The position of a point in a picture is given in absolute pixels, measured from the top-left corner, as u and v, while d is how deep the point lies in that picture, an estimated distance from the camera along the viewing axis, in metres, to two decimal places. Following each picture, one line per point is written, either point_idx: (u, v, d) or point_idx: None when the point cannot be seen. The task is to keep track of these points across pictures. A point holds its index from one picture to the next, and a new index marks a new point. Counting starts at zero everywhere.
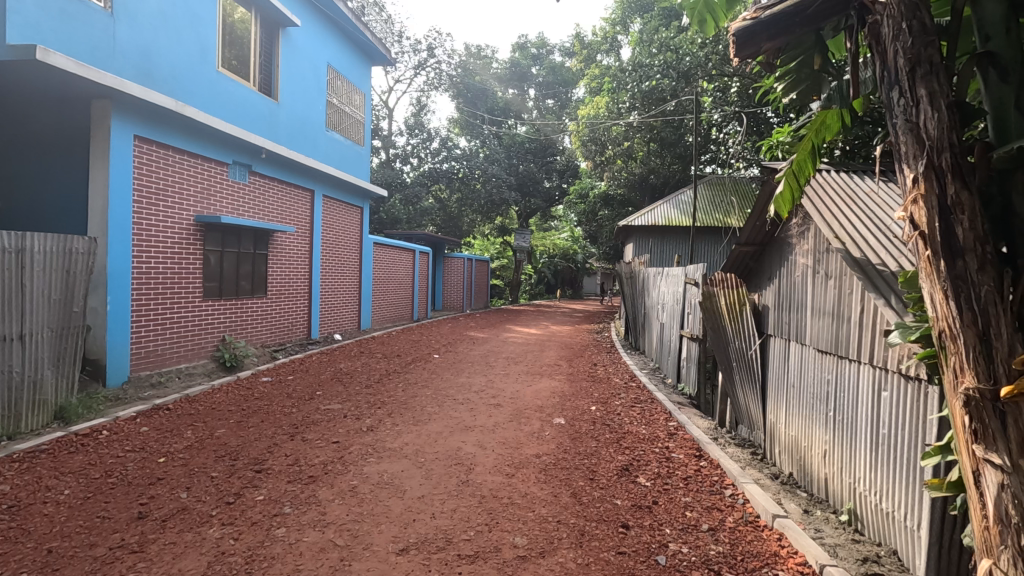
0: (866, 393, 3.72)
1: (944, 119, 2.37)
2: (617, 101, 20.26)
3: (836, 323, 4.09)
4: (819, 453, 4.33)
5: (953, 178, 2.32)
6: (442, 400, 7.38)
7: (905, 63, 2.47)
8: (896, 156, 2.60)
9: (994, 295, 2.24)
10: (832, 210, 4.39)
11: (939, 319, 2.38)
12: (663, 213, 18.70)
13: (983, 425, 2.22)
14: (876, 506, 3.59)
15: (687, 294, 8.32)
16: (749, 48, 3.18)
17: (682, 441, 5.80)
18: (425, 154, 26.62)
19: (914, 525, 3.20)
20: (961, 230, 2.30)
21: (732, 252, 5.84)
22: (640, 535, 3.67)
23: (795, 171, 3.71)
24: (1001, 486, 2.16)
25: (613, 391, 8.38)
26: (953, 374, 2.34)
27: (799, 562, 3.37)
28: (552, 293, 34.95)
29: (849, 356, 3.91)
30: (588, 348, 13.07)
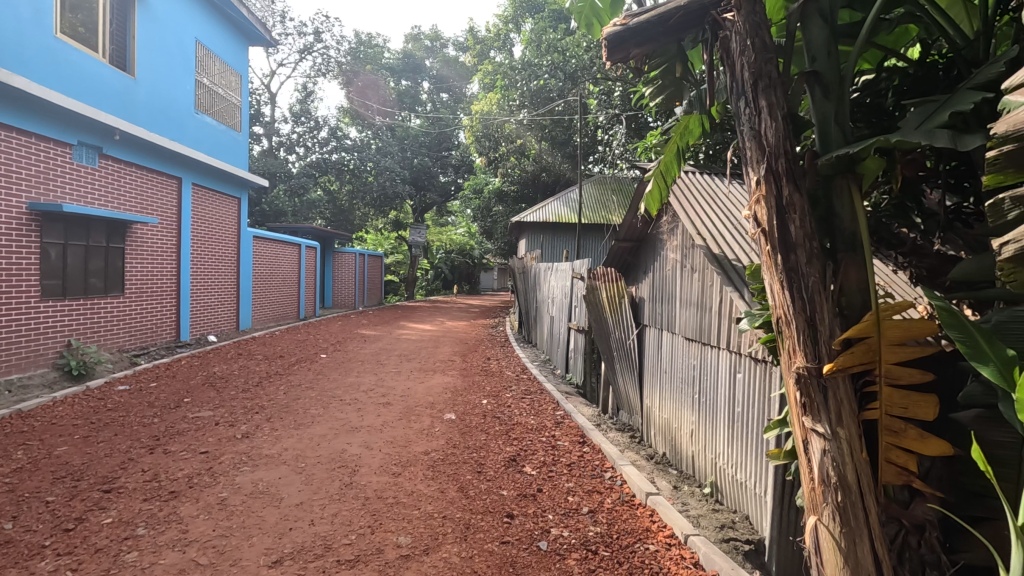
0: (725, 376, 4.10)
1: (779, 129, 2.67)
2: (508, 99, 20.76)
3: (699, 312, 4.46)
4: (687, 432, 4.71)
5: (786, 182, 2.64)
6: (328, 402, 7.04)
7: (749, 76, 2.74)
8: (743, 161, 2.87)
9: (818, 285, 2.56)
10: (695, 210, 4.77)
11: (776, 306, 2.66)
12: (553, 211, 19.30)
13: (810, 399, 2.53)
14: (732, 477, 3.98)
15: (574, 287, 8.66)
16: (619, 53, 3.32)
17: (568, 429, 6.04)
18: (312, 143, 25.33)
19: (761, 492, 3.59)
20: (793, 228, 2.61)
21: (612, 247, 6.14)
22: (524, 523, 3.75)
23: (662, 171, 3.96)
24: (823, 451, 2.48)
25: (504, 384, 8.51)
26: (787, 355, 2.63)
27: (667, 534, 3.64)
28: (449, 289, 34.68)
29: (711, 343, 4.28)
30: (482, 342, 13.16)
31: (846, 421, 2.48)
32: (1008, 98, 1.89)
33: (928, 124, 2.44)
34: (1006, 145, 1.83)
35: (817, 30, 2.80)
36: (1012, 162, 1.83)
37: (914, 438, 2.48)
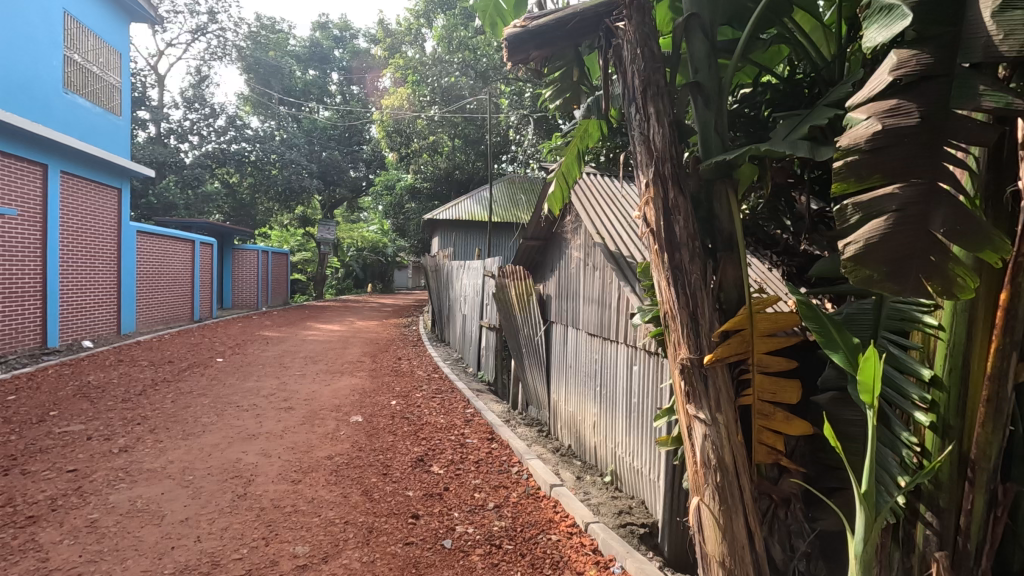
0: (623, 369, 4.30)
1: (666, 135, 2.84)
2: (419, 94, 20.49)
3: (600, 309, 4.65)
4: (590, 424, 4.91)
5: (671, 185, 2.81)
6: (222, 409, 6.58)
7: (639, 84, 2.89)
8: (634, 164, 3.02)
9: (699, 281, 2.76)
10: (595, 210, 4.96)
11: (664, 302, 2.84)
12: (466, 209, 19.28)
13: (693, 387, 2.72)
14: (630, 465, 4.19)
15: (485, 285, 8.72)
16: (519, 54, 3.37)
17: (477, 427, 6.07)
18: (207, 131, 23.51)
19: (655, 478, 3.81)
20: (678, 228, 2.79)
21: (520, 246, 6.25)
22: (429, 522, 3.73)
23: (563, 172, 4.10)
24: (705, 436, 2.67)
25: (415, 384, 8.39)
26: (673, 347, 2.81)
27: (569, 524, 3.76)
28: (362, 287, 33.67)
29: (611, 338, 4.48)
30: (393, 342, 12.89)
31: (724, 407, 2.69)
32: (851, 115, 2.15)
33: (792, 136, 2.71)
34: (849, 156, 2.05)
35: (699, 44, 3.00)
36: (853, 171, 2.04)
37: (781, 420, 2.74)
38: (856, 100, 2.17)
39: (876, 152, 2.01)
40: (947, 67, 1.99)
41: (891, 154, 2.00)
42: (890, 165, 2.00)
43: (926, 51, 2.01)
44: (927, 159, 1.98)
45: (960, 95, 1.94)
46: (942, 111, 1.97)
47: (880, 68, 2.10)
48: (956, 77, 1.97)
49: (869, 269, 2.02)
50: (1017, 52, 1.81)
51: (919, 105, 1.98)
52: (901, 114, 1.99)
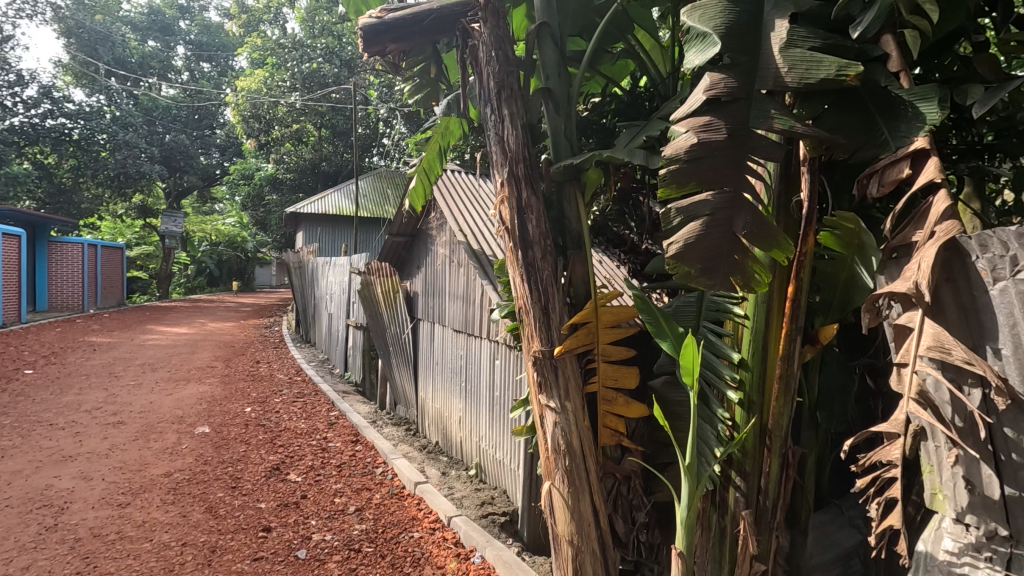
0: (486, 363, 4.40)
1: (519, 137, 2.96)
2: (277, 79, 19.15)
3: (465, 305, 4.72)
4: (456, 419, 4.96)
5: (525, 185, 2.94)
6: (29, 430, 5.62)
7: (494, 86, 2.98)
8: (491, 164, 3.12)
9: (550, 277, 2.93)
10: (459, 206, 5.00)
11: (518, 297, 2.97)
12: (333, 202, 18.37)
13: (544, 378, 2.89)
14: (492, 457, 4.31)
15: (352, 283, 8.40)
16: (375, 46, 3.34)
17: (341, 430, 5.85)
18: (12, 101, 19.83)
19: (515, 467, 3.96)
20: (530, 226, 2.93)
21: (386, 242, 6.12)
22: (283, 534, 3.53)
23: (425, 169, 4.14)
24: (555, 423, 2.85)
25: (274, 388, 7.84)
26: (527, 340, 2.96)
27: (432, 520, 3.77)
28: (219, 286, 30.66)
29: (474, 334, 4.57)
30: (251, 345, 11.92)
31: (572, 396, 2.88)
32: (673, 127, 2.40)
33: (630, 145, 2.96)
34: (672, 165, 2.28)
35: (550, 52, 3.15)
36: (676, 179, 2.28)
37: (621, 405, 2.99)
38: (677, 115, 2.41)
39: (693, 163, 2.27)
40: (747, 90, 2.28)
41: (704, 164, 2.27)
42: (704, 175, 2.27)
43: (731, 75, 2.29)
44: (733, 170, 2.28)
45: (756, 116, 2.26)
46: (745, 129, 2.27)
47: (696, 87, 2.36)
48: (754, 101, 2.28)
49: (687, 265, 2.28)
50: (799, 83, 2.16)
51: (726, 123, 2.27)
52: (712, 130, 2.27)
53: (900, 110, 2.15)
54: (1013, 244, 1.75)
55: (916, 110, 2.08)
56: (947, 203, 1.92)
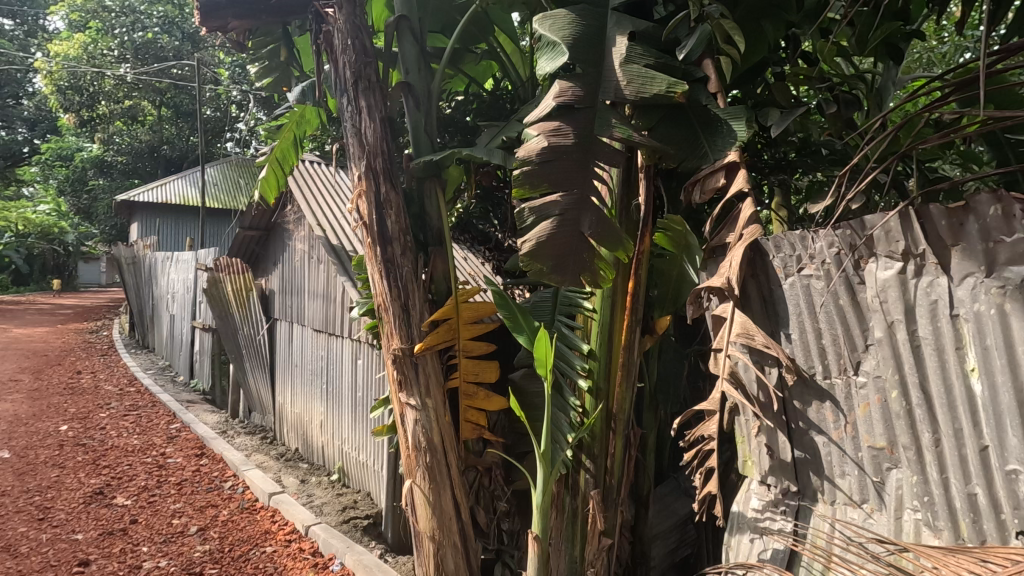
0: (348, 363, 4.24)
1: (378, 130, 2.89)
2: (103, 47, 16.68)
3: (325, 304, 4.51)
4: (317, 423, 4.71)
5: (384, 180, 2.88)
6: None
7: (350, 76, 2.87)
8: (348, 156, 3.01)
9: (411, 274, 2.91)
10: (317, 198, 4.76)
11: (377, 294, 2.92)
12: (177, 191, 16.46)
13: (404, 375, 2.87)
14: (356, 459, 4.17)
15: (198, 281, 7.61)
16: (215, 21, 3.09)
17: (183, 443, 5.27)
18: None
19: (379, 468, 3.86)
20: (389, 222, 2.88)
21: (236, 236, 5.63)
22: (105, 567, 3.11)
23: (277, 158, 3.89)
24: (415, 420, 2.85)
25: (100, 401, 6.85)
26: (386, 338, 2.92)
27: (288, 531, 3.55)
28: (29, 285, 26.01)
29: (336, 333, 4.38)
30: (72, 353, 10.30)
31: (433, 392, 2.90)
32: (526, 130, 2.51)
33: (490, 145, 3.03)
34: (524, 166, 2.38)
35: (409, 46, 3.11)
36: (528, 180, 2.38)
37: (482, 398, 3.06)
38: (530, 118, 2.51)
39: (544, 165, 2.38)
40: (592, 100, 2.45)
41: (554, 167, 2.39)
42: (554, 176, 2.40)
43: (577, 85, 2.45)
44: (580, 173, 2.42)
45: (600, 125, 2.42)
46: (590, 135, 2.44)
47: (547, 93, 2.49)
48: (598, 111, 2.45)
49: (540, 262, 2.39)
50: (635, 96, 2.35)
51: (573, 129, 2.42)
52: (560, 134, 2.41)
53: (718, 126, 2.43)
54: (798, 246, 2.09)
55: (730, 127, 2.37)
56: (752, 208, 2.21)
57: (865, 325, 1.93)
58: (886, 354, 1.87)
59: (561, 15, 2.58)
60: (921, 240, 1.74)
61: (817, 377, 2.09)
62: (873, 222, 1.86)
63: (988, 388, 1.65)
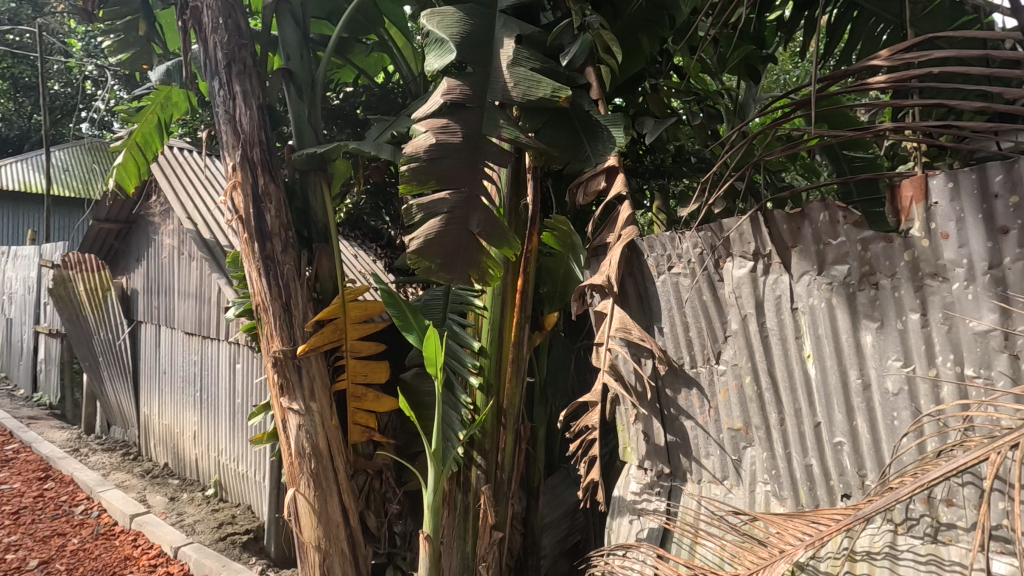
0: (224, 368, 3.92)
1: (255, 117, 2.71)
2: None
3: (198, 304, 4.15)
4: (189, 434, 4.33)
5: (262, 171, 2.71)
6: None
7: (222, 57, 2.66)
8: (220, 144, 2.79)
9: (293, 272, 2.77)
10: (189, 189, 4.36)
11: (255, 293, 2.75)
12: (15, 176, 14.27)
13: (286, 379, 2.73)
14: (234, 471, 3.89)
15: (42, 280, 6.67)
16: None
17: (22, 466, 4.61)
18: None
19: (261, 479, 3.64)
20: (269, 217, 2.72)
21: (89, 229, 5.00)
22: None
23: (138, 144, 3.52)
24: (299, 425, 2.72)
25: None
26: (265, 339, 2.76)
27: (153, 555, 3.23)
28: None
29: (210, 335, 4.04)
30: None
31: (318, 396, 2.79)
32: (414, 126, 2.48)
33: (379, 139, 2.95)
34: (412, 163, 2.36)
35: (291, 31, 2.95)
36: (416, 177, 2.35)
37: (371, 400, 2.98)
38: (417, 114, 2.49)
39: (432, 162, 2.37)
40: (480, 99, 2.46)
41: (442, 165, 2.38)
42: (442, 174, 2.39)
43: (465, 83, 2.46)
44: (468, 172, 2.44)
45: (488, 124, 2.44)
46: (479, 134, 2.45)
47: (436, 89, 2.48)
48: (486, 110, 2.46)
49: (428, 261, 2.39)
50: (521, 98, 2.40)
51: (462, 127, 2.43)
52: (448, 132, 2.40)
53: (599, 132, 2.55)
54: (668, 246, 2.26)
55: (609, 133, 2.50)
56: (630, 211, 2.36)
57: (724, 318, 2.13)
58: (741, 344, 2.08)
59: (450, 12, 2.58)
60: (767, 242, 1.95)
61: (685, 367, 2.27)
62: (730, 224, 2.05)
63: (820, 370, 1.89)
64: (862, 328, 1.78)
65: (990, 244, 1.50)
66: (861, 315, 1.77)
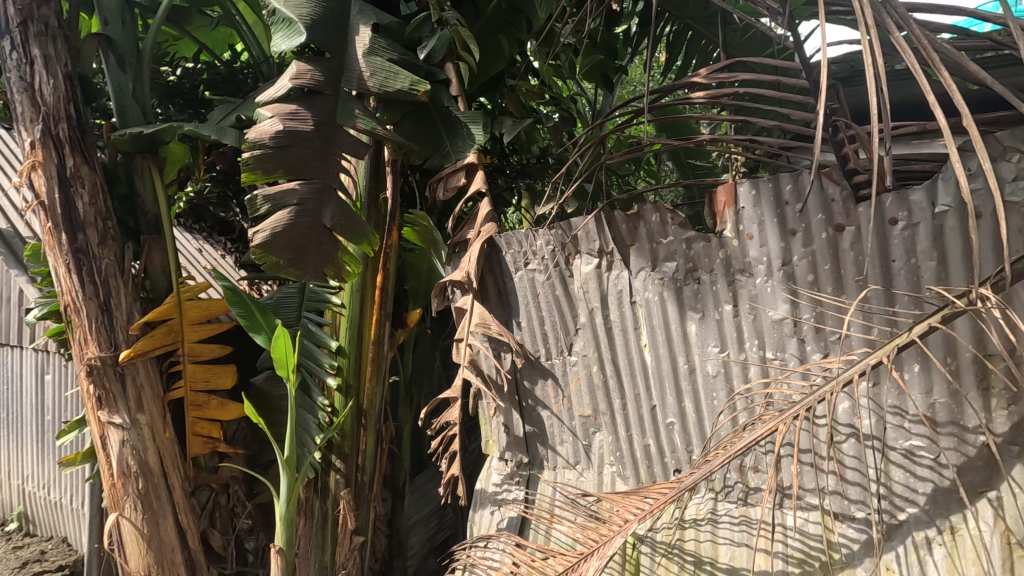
0: (28, 380, 3.36)
1: (61, 88, 2.34)
2: None
3: None
4: None
5: (72, 151, 2.35)
6: None
7: (14, 14, 2.26)
8: (14, 116, 2.37)
9: (113, 268, 2.43)
10: None
11: (63, 293, 2.39)
12: None
13: (106, 389, 2.41)
14: (44, 500, 3.37)
15: None
16: None
17: None
18: None
19: (78, 506, 3.20)
20: (81, 204, 2.36)
21: None
22: None
23: None
24: (122, 442, 2.41)
25: None
26: (78, 346, 2.42)
27: None
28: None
29: (9, 342, 3.44)
30: None
31: (147, 406, 2.49)
32: (258, 110, 2.30)
33: (221, 122, 2.68)
34: (255, 150, 2.18)
35: None
36: (260, 165, 2.18)
37: (215, 408, 2.70)
38: (262, 98, 2.31)
39: (278, 150, 2.21)
40: (334, 86, 2.34)
41: (290, 154, 2.23)
42: (290, 164, 2.23)
43: (317, 69, 2.32)
44: (321, 163, 2.30)
45: (342, 113, 2.31)
46: (332, 122, 2.31)
47: (284, 73, 2.32)
48: (340, 99, 2.34)
49: (275, 256, 2.23)
50: (378, 89, 2.31)
51: (313, 115, 2.28)
52: (297, 119, 2.25)
53: (459, 128, 2.55)
54: (523, 244, 2.33)
55: (469, 130, 2.50)
56: (489, 208, 2.42)
57: (574, 312, 2.24)
58: (589, 337, 2.21)
59: None
60: (610, 240, 2.09)
61: (541, 359, 2.35)
62: (578, 223, 2.17)
63: (654, 357, 2.07)
64: (688, 319, 1.97)
65: (783, 244, 1.74)
66: (687, 307, 1.97)
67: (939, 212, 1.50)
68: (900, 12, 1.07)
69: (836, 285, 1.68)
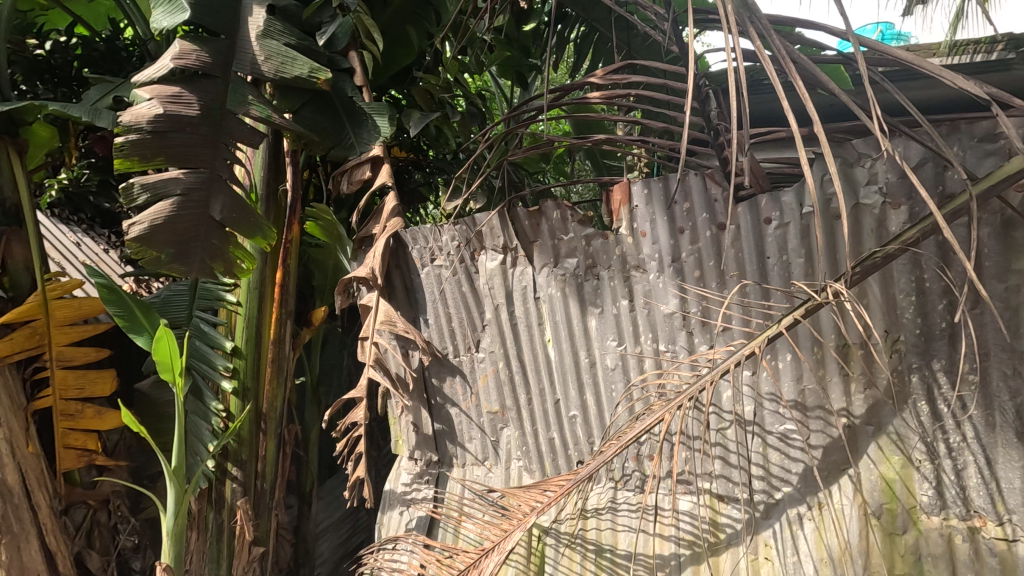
0: None
1: None
2: None
3: None
4: None
5: None
6: None
7: None
8: None
9: None
10: None
11: None
12: None
13: None
14: None
15: None
16: None
17: None
18: None
19: None
20: None
21: None
22: None
23: None
24: None
25: None
26: None
27: None
28: None
29: None
30: None
31: (6, 418, 2.23)
32: (135, 92, 2.10)
33: (96, 104, 2.44)
34: (130, 135, 1.99)
35: None
36: (136, 151, 2.00)
37: (90, 418, 2.45)
38: (139, 78, 2.12)
39: (158, 136, 2.03)
40: (223, 69, 2.18)
41: (172, 140, 2.06)
42: (172, 151, 2.06)
43: (203, 49, 2.15)
44: (208, 150, 2.14)
45: (234, 99, 2.15)
46: (220, 107, 2.15)
47: (165, 52, 2.13)
48: (231, 83, 2.18)
49: (155, 250, 2.07)
50: (273, 75, 2.17)
51: (198, 98, 2.11)
52: (180, 102, 2.08)
53: (363, 120, 2.45)
54: (428, 239, 2.29)
55: (373, 122, 2.42)
56: (395, 201, 2.37)
57: (480, 308, 2.23)
58: (495, 332, 2.21)
59: None
60: (514, 236, 2.10)
61: (448, 356, 2.32)
62: (482, 220, 2.16)
63: (558, 352, 2.10)
64: (588, 314, 2.02)
65: (673, 242, 1.82)
66: (587, 302, 2.01)
67: (806, 212, 1.62)
68: (763, 24, 1.12)
69: (720, 281, 1.78)
